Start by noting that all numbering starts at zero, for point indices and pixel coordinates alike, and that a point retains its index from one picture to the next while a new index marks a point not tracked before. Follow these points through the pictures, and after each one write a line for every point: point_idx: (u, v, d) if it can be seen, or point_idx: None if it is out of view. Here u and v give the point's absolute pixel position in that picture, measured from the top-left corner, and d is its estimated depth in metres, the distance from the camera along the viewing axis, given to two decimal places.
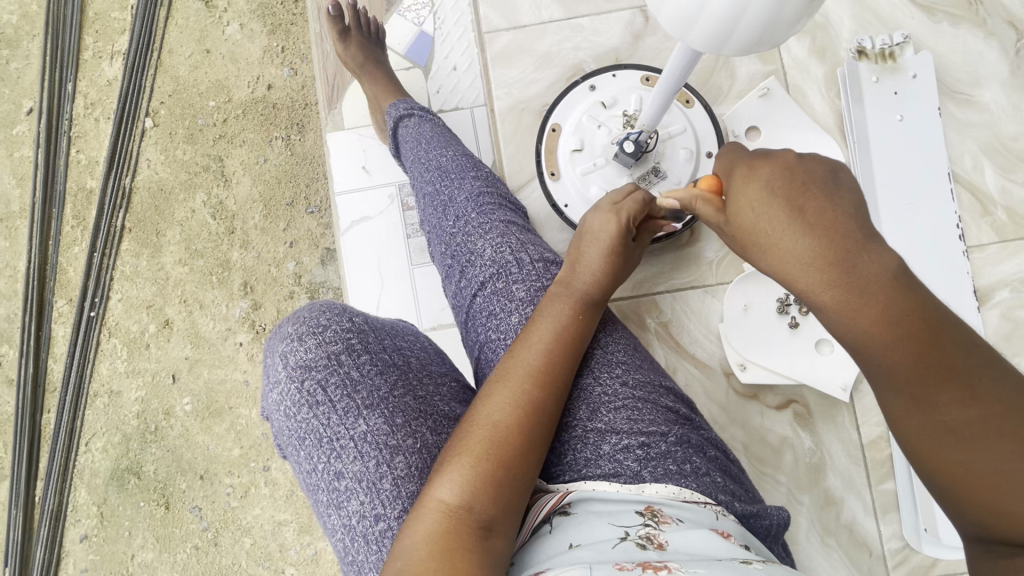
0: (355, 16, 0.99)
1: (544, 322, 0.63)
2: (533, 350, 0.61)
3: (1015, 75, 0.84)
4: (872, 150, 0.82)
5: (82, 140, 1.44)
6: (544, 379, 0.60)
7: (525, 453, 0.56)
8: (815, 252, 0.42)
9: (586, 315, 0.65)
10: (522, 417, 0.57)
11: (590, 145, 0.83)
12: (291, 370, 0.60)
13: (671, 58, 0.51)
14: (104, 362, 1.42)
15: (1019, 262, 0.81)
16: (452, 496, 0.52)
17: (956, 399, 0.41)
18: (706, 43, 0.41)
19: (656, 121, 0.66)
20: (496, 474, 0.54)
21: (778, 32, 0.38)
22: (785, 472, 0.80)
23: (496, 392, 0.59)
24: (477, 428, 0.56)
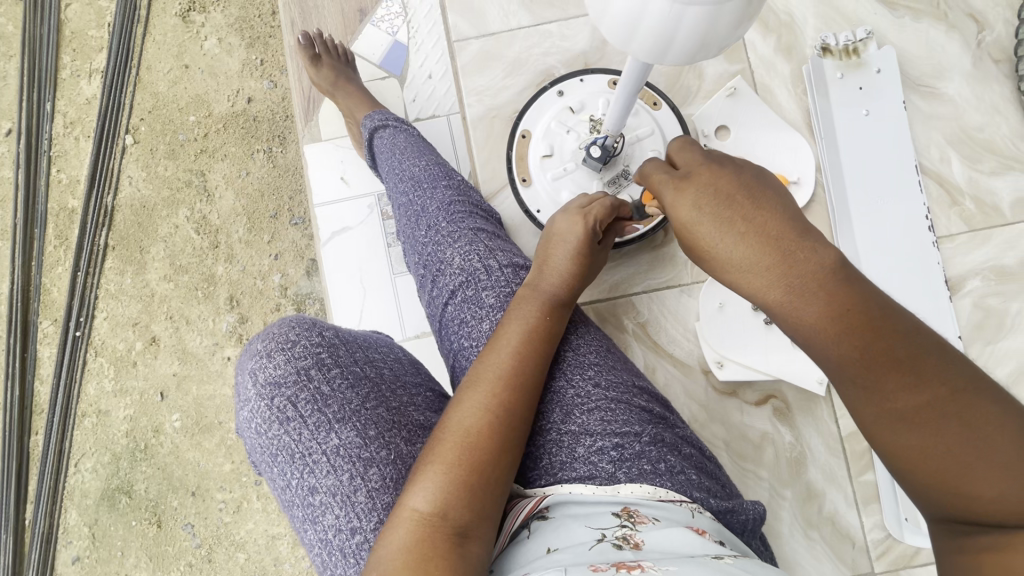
0: (324, 44, 1.02)
1: (513, 325, 0.64)
2: (503, 356, 0.62)
3: (977, 66, 0.85)
4: (840, 146, 0.83)
5: (62, 159, 1.43)
6: (513, 382, 0.60)
7: (499, 458, 0.56)
8: (752, 257, 0.45)
9: (556, 318, 0.66)
10: (493, 422, 0.57)
11: (560, 150, 0.83)
12: (260, 387, 0.60)
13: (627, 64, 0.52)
14: (91, 381, 1.41)
15: (989, 250, 0.82)
16: (425, 504, 0.52)
17: (902, 387, 0.42)
18: (648, 50, 0.41)
19: (620, 124, 0.66)
20: (469, 479, 0.54)
21: (718, 38, 0.39)
22: (767, 467, 0.81)
23: (467, 397, 0.59)
24: (448, 436, 0.56)
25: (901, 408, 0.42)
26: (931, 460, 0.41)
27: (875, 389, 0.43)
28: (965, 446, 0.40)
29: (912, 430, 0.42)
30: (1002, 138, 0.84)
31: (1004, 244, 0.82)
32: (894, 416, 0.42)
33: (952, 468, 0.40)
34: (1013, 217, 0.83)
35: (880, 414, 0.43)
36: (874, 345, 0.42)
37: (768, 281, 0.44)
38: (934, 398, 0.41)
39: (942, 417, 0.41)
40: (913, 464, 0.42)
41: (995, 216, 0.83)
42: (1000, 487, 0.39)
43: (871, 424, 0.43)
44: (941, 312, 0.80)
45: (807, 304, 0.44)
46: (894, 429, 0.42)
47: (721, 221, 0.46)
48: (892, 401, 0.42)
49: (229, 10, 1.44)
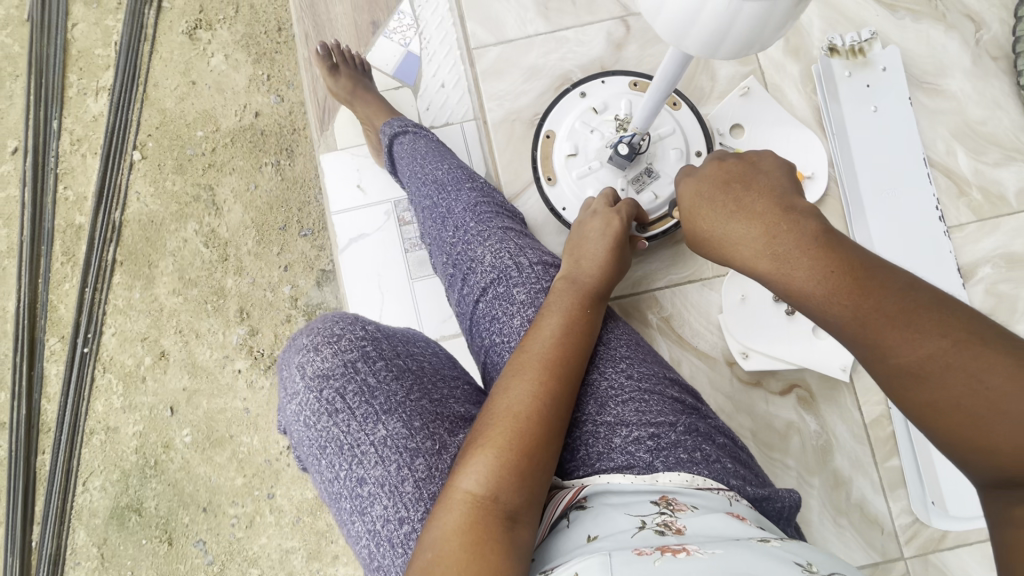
0: (342, 54, 1.04)
1: (553, 313, 0.66)
2: (545, 342, 0.63)
3: (976, 63, 0.89)
4: (852, 142, 0.85)
5: (69, 176, 1.44)
6: (558, 367, 0.61)
7: (546, 441, 0.57)
8: (749, 232, 0.51)
9: (593, 308, 0.68)
10: (540, 406, 0.58)
11: (584, 150, 0.85)
12: (309, 380, 0.61)
13: (664, 63, 0.54)
14: (99, 398, 1.40)
15: (997, 238, 0.85)
16: (477, 487, 0.53)
17: (908, 341, 0.43)
18: (698, 45, 0.44)
19: (649, 124, 0.69)
20: (519, 463, 0.54)
21: (766, 36, 0.41)
22: (794, 455, 0.82)
23: (513, 382, 0.60)
24: (496, 420, 0.57)
25: (910, 363, 0.43)
26: (951, 410, 0.41)
27: (883, 346, 0.44)
28: (978, 397, 0.40)
29: (923, 383, 0.42)
30: (1004, 131, 0.88)
31: (1012, 232, 0.85)
32: (903, 372, 0.43)
33: (972, 421, 0.40)
34: (1019, 206, 0.86)
35: (893, 370, 0.44)
36: (872, 300, 0.45)
37: (762, 249, 0.51)
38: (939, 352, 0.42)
39: (958, 367, 0.41)
40: (938, 415, 0.42)
41: (1002, 206, 0.86)
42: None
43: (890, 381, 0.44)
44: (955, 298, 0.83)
45: (802, 267, 0.48)
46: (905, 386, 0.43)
47: (727, 202, 0.54)
48: (898, 357, 0.43)
49: (236, 27, 1.46)
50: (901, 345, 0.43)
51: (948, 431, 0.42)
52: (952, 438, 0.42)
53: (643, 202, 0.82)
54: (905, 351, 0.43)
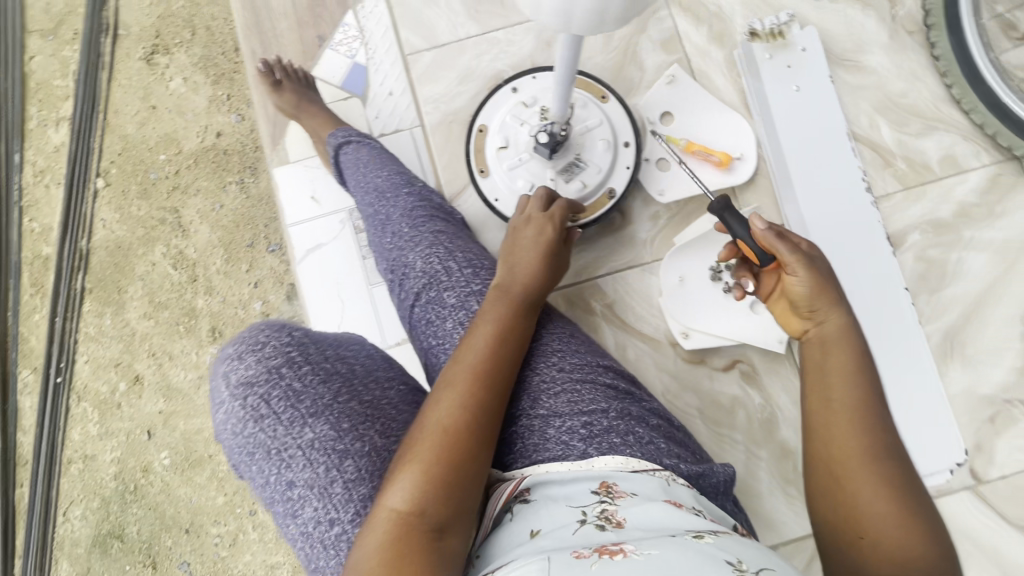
0: (284, 69, 1.06)
1: (484, 325, 0.67)
2: (475, 354, 0.64)
3: (894, 39, 0.92)
4: (777, 121, 0.88)
5: (33, 208, 1.45)
6: (486, 379, 0.62)
7: (474, 452, 0.58)
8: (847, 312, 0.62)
9: (524, 317, 0.69)
10: (466, 418, 0.59)
11: (515, 142, 0.86)
12: (233, 388, 0.62)
13: (561, 50, 0.57)
14: (75, 427, 1.40)
15: (924, 205, 0.88)
16: (401, 502, 0.54)
17: (870, 441, 0.56)
18: (552, 15, 0.45)
19: (565, 111, 0.71)
20: (444, 475, 0.56)
21: (613, 12, 0.43)
22: (740, 429, 0.84)
23: (442, 396, 0.61)
24: (424, 435, 0.58)
25: (865, 452, 0.56)
26: (865, 494, 0.54)
27: (856, 431, 0.56)
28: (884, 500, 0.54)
29: (869, 470, 0.55)
30: (924, 101, 0.90)
31: (938, 198, 0.88)
32: (867, 454, 0.56)
33: (875, 504, 0.54)
34: (943, 173, 0.89)
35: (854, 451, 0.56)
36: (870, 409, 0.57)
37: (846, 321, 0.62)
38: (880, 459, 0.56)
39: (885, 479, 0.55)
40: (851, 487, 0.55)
41: (926, 174, 0.89)
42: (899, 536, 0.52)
43: (845, 454, 0.56)
44: (884, 266, 0.86)
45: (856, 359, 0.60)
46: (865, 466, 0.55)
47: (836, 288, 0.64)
48: (864, 445, 0.56)
49: (192, 50, 1.47)
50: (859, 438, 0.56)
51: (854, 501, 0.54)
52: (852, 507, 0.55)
53: (571, 191, 0.84)
54: (864, 445, 0.56)
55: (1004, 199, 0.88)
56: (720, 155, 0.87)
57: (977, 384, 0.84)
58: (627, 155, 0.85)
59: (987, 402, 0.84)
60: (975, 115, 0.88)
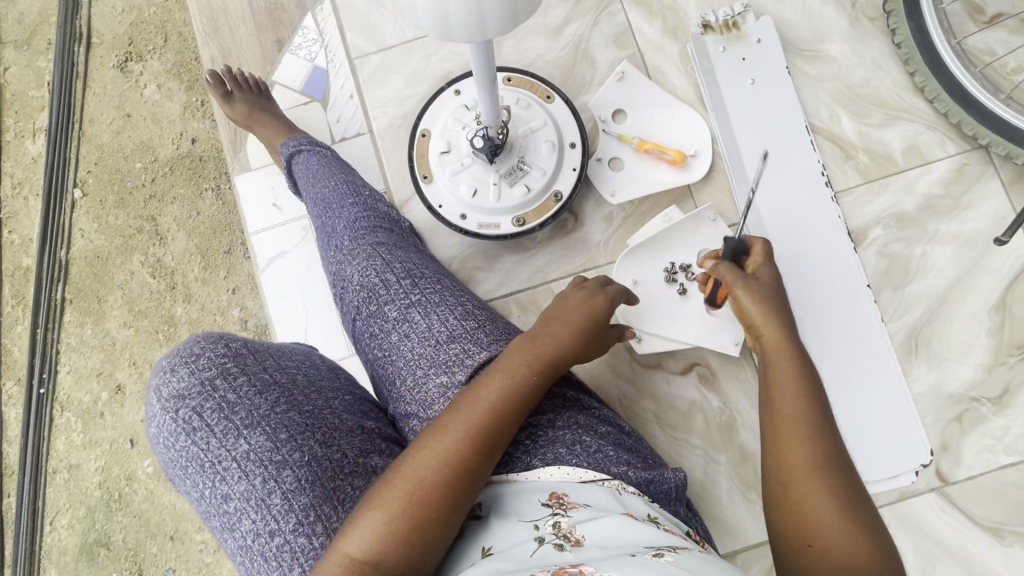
0: (235, 80, 1.05)
1: (493, 379, 0.61)
2: (475, 409, 0.59)
3: (855, 26, 0.89)
4: (731, 116, 0.86)
5: (13, 220, 1.46)
6: (482, 439, 0.57)
7: (447, 510, 0.54)
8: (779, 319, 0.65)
9: (542, 374, 0.64)
10: (448, 474, 0.55)
11: (457, 146, 0.84)
12: (165, 401, 0.62)
13: (473, 59, 0.56)
14: (60, 437, 1.41)
15: (887, 199, 0.85)
16: (358, 551, 0.52)
17: (807, 441, 0.54)
18: (429, 21, 0.44)
19: (497, 114, 0.69)
20: (408, 531, 0.53)
21: (489, 23, 0.44)
22: (699, 434, 0.82)
23: (429, 445, 0.57)
24: (399, 480, 0.55)
25: (807, 456, 0.53)
26: (809, 497, 0.51)
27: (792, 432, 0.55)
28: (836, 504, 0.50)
29: (811, 470, 0.52)
30: (886, 90, 0.87)
31: (901, 191, 0.85)
32: (809, 458, 0.53)
33: (822, 508, 0.50)
34: (906, 164, 0.86)
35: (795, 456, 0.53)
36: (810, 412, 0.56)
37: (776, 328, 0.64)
38: (826, 460, 0.53)
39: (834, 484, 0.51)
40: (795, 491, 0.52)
41: (889, 167, 0.86)
42: (855, 542, 0.48)
43: (785, 458, 0.54)
44: (845, 263, 0.83)
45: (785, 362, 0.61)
46: (807, 468, 0.52)
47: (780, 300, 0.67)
48: (804, 447, 0.54)
49: (165, 56, 1.46)
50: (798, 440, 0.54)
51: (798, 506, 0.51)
52: (799, 513, 0.51)
53: (516, 195, 0.82)
54: (801, 448, 0.54)
55: (971, 189, 0.85)
56: (673, 152, 0.84)
57: (944, 383, 0.82)
58: (573, 157, 0.83)
59: (954, 401, 0.81)
60: (940, 103, 0.85)
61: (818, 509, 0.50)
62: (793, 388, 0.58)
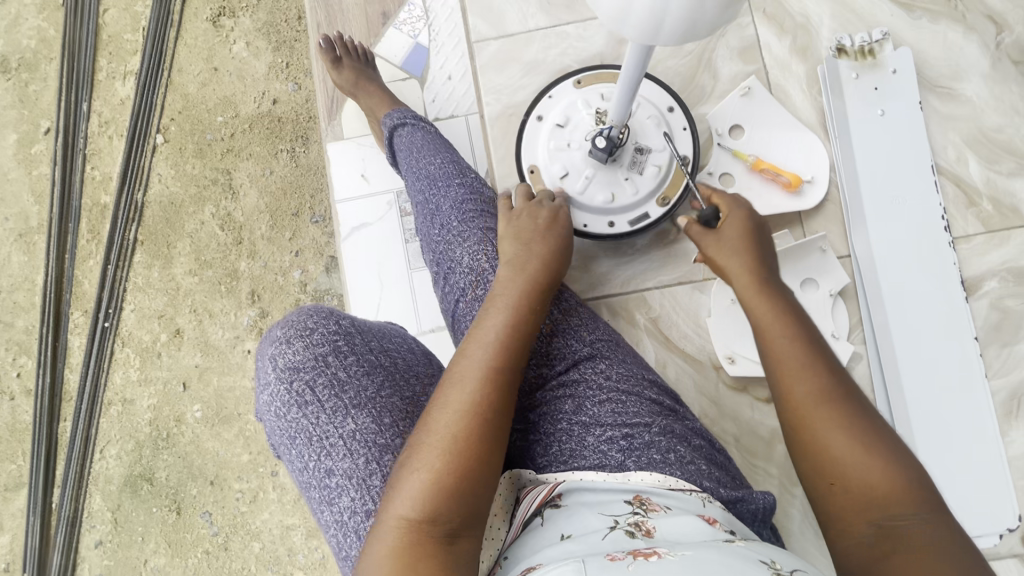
0: (343, 45, 1.06)
1: (491, 324, 0.64)
2: (485, 351, 0.61)
3: (995, 68, 0.85)
4: (856, 145, 0.83)
5: (96, 157, 1.50)
6: (496, 381, 0.59)
7: (485, 454, 0.55)
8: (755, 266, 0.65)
9: (533, 305, 0.67)
10: (476, 418, 0.56)
11: (571, 164, 0.82)
12: (279, 371, 0.64)
13: (626, 57, 0.55)
14: (118, 371, 1.47)
15: (1006, 252, 0.82)
16: (413, 510, 0.52)
17: (805, 382, 0.55)
18: (638, 29, 0.44)
19: (623, 113, 0.68)
20: (455, 479, 0.53)
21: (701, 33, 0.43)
22: (777, 463, 0.81)
23: (451, 396, 0.58)
24: (431, 437, 0.55)
25: (811, 397, 0.55)
26: (824, 441, 0.53)
27: (791, 375, 0.56)
28: (850, 442, 0.52)
29: (819, 409, 0.54)
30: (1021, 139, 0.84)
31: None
32: (814, 399, 0.54)
33: (839, 448, 0.52)
34: None
35: (801, 399, 0.55)
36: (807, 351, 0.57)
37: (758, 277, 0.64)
38: (828, 397, 0.54)
39: (841, 417, 0.53)
40: (806, 435, 0.54)
41: (1014, 219, 0.82)
42: (876, 476, 0.50)
43: (795, 403, 0.55)
44: (955, 312, 0.81)
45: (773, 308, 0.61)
46: (816, 409, 0.54)
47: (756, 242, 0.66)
48: (806, 388, 0.55)
49: (257, 15, 1.49)
50: (800, 383, 0.55)
51: (812, 450, 0.53)
52: (813, 457, 0.53)
53: (648, 182, 0.81)
54: (803, 390, 0.55)
55: None
56: (790, 175, 0.82)
57: None
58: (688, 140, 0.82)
59: None
60: None
61: (838, 450, 0.52)
62: (783, 329, 0.59)
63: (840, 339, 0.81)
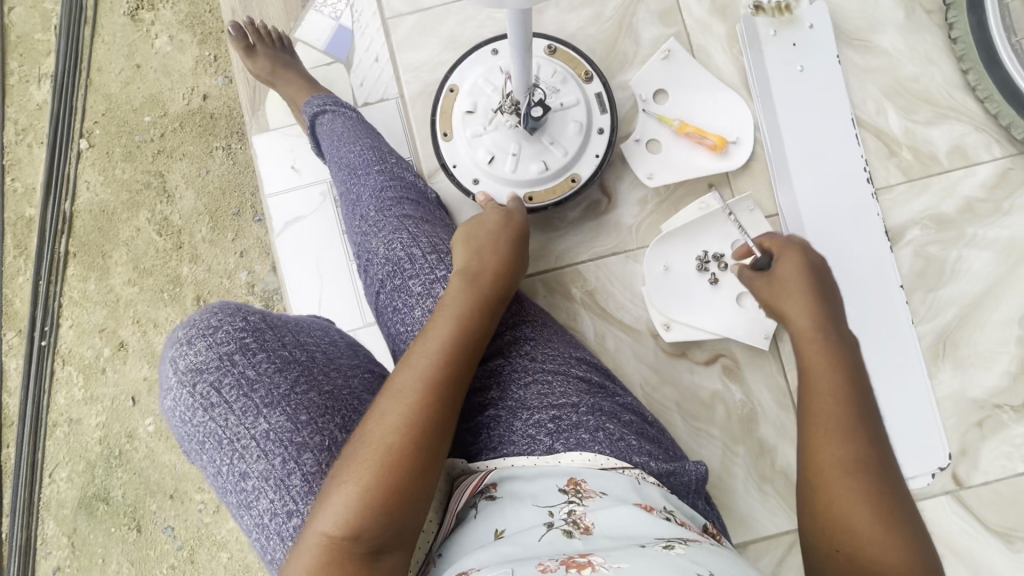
0: (257, 32, 1.01)
1: (438, 330, 0.61)
2: (427, 359, 0.59)
3: (910, 18, 0.86)
4: (777, 103, 0.83)
5: (16, 167, 1.41)
6: (437, 390, 0.57)
7: (418, 469, 0.53)
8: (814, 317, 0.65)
9: (483, 312, 0.64)
10: (409, 430, 0.54)
11: (525, 153, 0.78)
12: (181, 374, 0.60)
13: (508, 26, 0.53)
14: (61, 391, 1.40)
15: (927, 200, 0.83)
16: (335, 528, 0.50)
17: (836, 442, 0.54)
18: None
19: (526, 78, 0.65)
20: (381, 498, 0.51)
21: None
22: (719, 425, 0.82)
23: (385, 406, 0.55)
24: (363, 452, 0.53)
25: (840, 458, 0.53)
26: (842, 501, 0.52)
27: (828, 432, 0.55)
28: (869, 507, 0.51)
29: (845, 470, 0.53)
30: (936, 87, 0.85)
31: (943, 192, 0.83)
32: (840, 462, 0.53)
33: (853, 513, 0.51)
34: (950, 165, 0.84)
35: (831, 458, 0.54)
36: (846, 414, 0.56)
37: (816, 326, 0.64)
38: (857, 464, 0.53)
39: (866, 483, 0.52)
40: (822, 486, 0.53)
41: (933, 166, 0.84)
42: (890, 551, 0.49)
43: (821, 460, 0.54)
44: (880, 261, 0.82)
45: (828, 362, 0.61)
46: (841, 471, 0.53)
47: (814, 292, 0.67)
48: (837, 448, 0.54)
49: (179, 6, 1.41)
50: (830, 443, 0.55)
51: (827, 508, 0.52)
52: (825, 517, 0.52)
53: (575, 113, 0.79)
54: (831, 449, 0.54)
55: (1013, 195, 0.83)
56: (715, 137, 0.82)
57: (968, 388, 0.81)
58: (567, 74, 0.80)
59: (977, 406, 0.81)
60: (992, 104, 0.82)
61: (852, 514, 0.51)
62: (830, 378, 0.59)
63: None
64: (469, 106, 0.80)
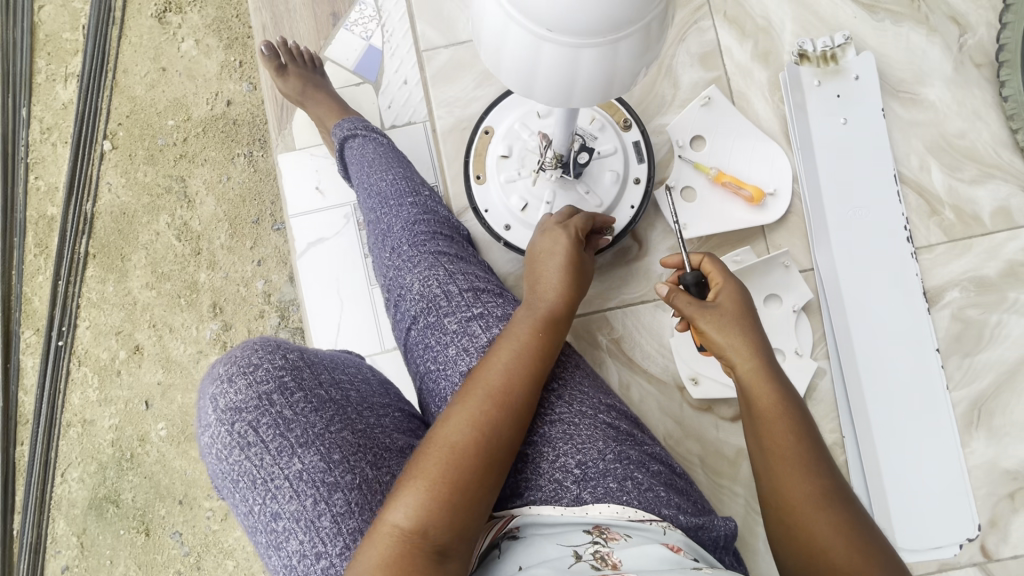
0: (287, 51, 1.00)
1: (506, 343, 0.62)
2: (497, 366, 0.60)
3: (959, 71, 0.83)
4: (818, 153, 0.81)
5: (40, 166, 1.41)
6: (505, 399, 0.58)
7: (484, 472, 0.54)
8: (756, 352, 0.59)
9: (553, 334, 0.64)
10: (478, 436, 0.55)
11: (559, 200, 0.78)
12: (220, 412, 0.60)
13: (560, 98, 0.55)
14: (75, 390, 1.40)
15: (968, 261, 0.81)
16: (406, 520, 0.51)
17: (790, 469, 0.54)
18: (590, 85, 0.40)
19: (567, 136, 0.64)
20: (452, 493, 0.52)
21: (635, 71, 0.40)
22: (742, 483, 0.80)
23: (453, 412, 0.57)
24: (433, 449, 0.55)
25: (798, 484, 0.53)
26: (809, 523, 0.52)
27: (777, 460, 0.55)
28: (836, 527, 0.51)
29: (808, 496, 0.53)
30: (982, 145, 0.82)
31: (985, 254, 0.81)
32: (801, 488, 0.53)
33: (824, 532, 0.51)
34: (993, 227, 0.81)
35: (789, 483, 0.53)
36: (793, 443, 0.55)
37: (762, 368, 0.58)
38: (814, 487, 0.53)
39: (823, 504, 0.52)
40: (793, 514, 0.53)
41: (976, 227, 0.81)
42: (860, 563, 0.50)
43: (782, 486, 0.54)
44: (917, 324, 0.80)
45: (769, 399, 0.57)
46: (803, 495, 0.53)
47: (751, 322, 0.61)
48: (792, 475, 0.54)
49: (206, 10, 1.41)
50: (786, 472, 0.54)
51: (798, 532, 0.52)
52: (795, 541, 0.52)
53: (611, 161, 0.78)
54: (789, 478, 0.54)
55: None
56: (752, 189, 0.80)
57: (1001, 458, 0.79)
58: (604, 120, 0.79)
59: (1008, 477, 0.79)
60: None
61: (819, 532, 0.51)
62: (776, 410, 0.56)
63: (803, 355, 0.80)
64: (503, 149, 0.79)
